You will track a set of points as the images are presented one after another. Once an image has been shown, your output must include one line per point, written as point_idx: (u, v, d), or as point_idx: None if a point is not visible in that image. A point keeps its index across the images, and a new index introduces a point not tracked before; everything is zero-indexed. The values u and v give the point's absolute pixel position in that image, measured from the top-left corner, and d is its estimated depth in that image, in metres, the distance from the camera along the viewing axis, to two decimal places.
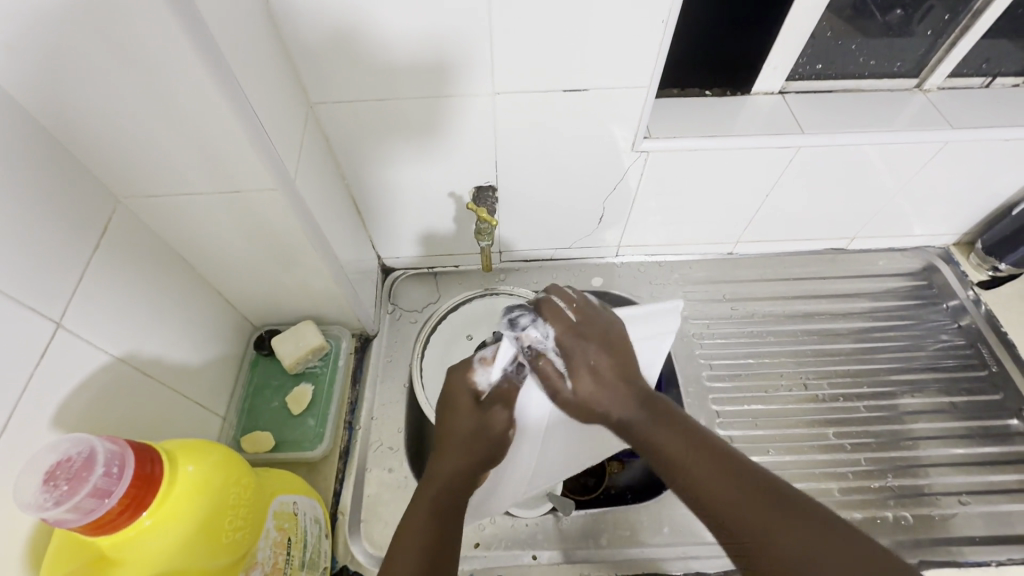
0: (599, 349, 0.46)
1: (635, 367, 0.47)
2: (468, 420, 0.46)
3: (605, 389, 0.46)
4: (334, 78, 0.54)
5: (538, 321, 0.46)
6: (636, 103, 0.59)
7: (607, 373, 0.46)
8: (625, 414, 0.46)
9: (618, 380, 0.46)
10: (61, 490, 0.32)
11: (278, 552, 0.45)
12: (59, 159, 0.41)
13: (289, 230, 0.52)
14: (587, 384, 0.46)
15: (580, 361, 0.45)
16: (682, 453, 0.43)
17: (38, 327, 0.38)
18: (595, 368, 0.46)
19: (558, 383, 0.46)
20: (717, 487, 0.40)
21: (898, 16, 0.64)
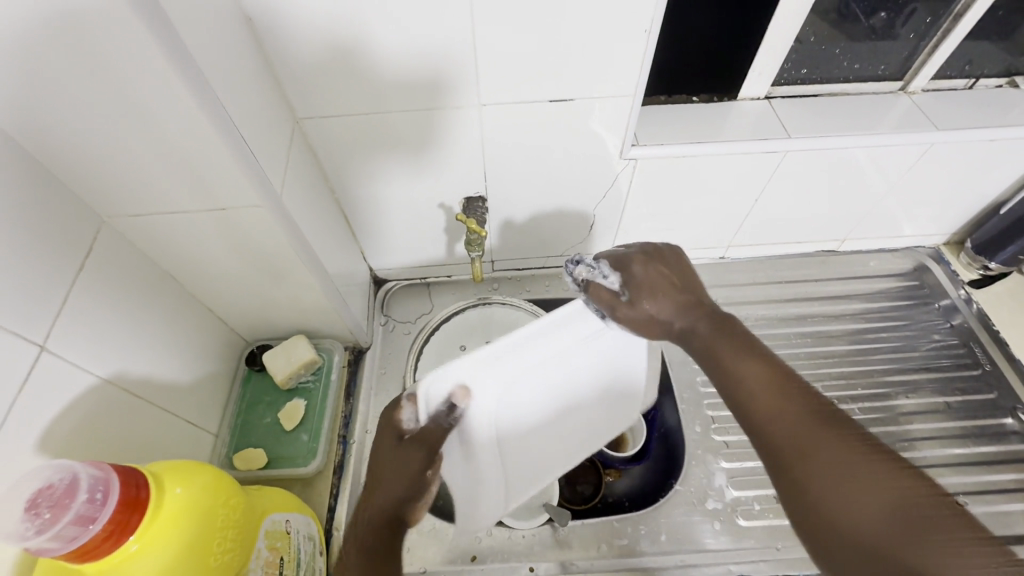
0: (659, 267, 0.49)
1: (698, 287, 0.49)
2: (389, 459, 0.45)
3: (676, 303, 0.48)
4: (320, 92, 0.54)
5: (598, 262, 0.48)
6: (623, 110, 0.59)
7: (668, 290, 0.48)
8: (687, 324, 0.47)
9: (687, 298, 0.48)
10: (43, 519, 0.31)
11: (270, 572, 0.45)
12: (42, 180, 0.41)
13: (277, 244, 0.52)
14: (658, 300, 0.47)
15: (635, 278, 0.48)
16: (754, 379, 0.42)
17: (22, 350, 0.38)
18: (655, 285, 0.48)
19: (614, 301, 0.48)
20: (776, 407, 0.40)
21: (882, 18, 0.65)
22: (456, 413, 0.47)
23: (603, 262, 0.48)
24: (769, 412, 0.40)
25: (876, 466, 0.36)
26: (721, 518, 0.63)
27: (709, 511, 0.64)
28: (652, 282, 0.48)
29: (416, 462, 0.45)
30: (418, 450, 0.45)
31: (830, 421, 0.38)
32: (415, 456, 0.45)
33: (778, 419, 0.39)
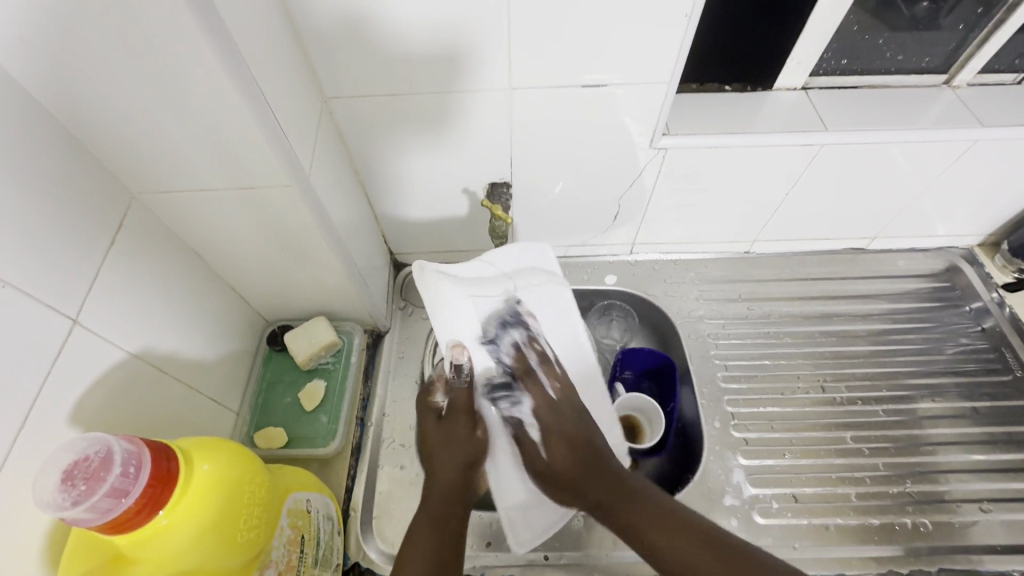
0: (569, 424, 0.55)
1: (588, 444, 0.54)
2: (435, 437, 0.54)
3: (576, 468, 0.52)
4: (348, 72, 0.53)
5: (516, 385, 0.57)
6: (657, 97, 0.58)
7: (576, 441, 0.54)
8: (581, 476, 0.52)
9: (584, 449, 0.53)
10: (79, 491, 0.31)
11: (291, 550, 0.45)
12: (74, 152, 0.41)
13: (302, 225, 0.52)
14: (563, 457, 0.53)
15: (556, 436, 0.54)
16: (638, 514, 0.48)
17: (54, 324, 0.38)
18: (564, 440, 0.54)
19: (534, 456, 0.55)
20: (682, 552, 0.44)
21: (927, 7, 0.63)
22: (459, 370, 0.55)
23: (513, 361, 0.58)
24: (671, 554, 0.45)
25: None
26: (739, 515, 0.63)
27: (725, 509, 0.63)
28: (562, 438, 0.54)
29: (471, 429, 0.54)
30: (461, 420, 0.55)
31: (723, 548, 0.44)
32: (462, 425, 0.54)
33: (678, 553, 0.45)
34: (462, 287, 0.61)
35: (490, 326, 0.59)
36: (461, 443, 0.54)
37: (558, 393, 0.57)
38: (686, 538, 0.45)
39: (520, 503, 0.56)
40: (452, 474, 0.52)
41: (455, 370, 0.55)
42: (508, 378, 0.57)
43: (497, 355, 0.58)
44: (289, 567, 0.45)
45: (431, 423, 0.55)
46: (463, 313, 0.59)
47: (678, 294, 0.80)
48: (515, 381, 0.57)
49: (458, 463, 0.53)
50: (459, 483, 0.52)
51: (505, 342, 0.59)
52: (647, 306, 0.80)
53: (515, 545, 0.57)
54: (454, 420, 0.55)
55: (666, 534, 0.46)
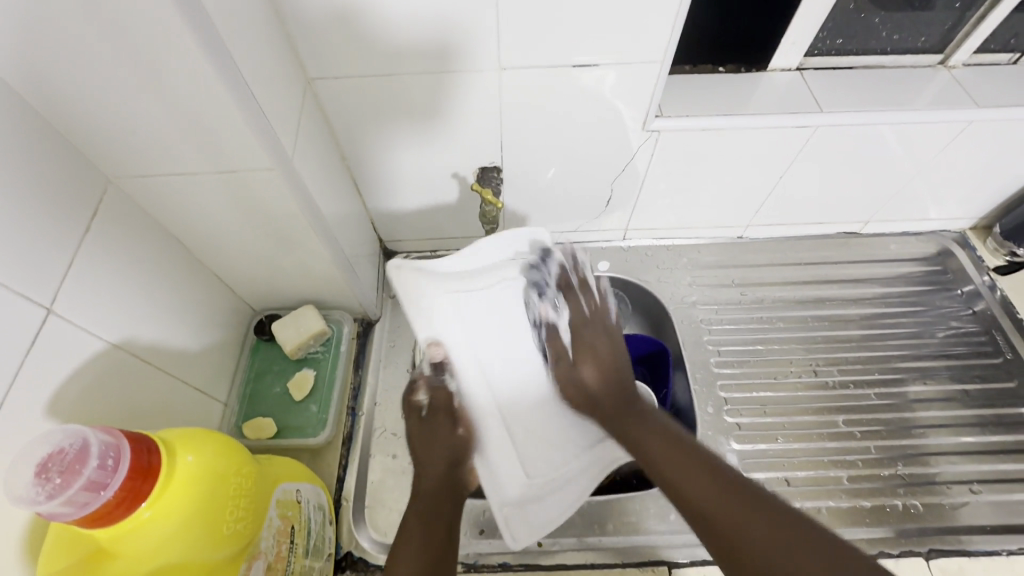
0: (602, 339, 0.60)
1: (623, 372, 0.59)
2: (419, 438, 0.56)
3: (606, 378, 0.58)
4: (333, 53, 0.51)
5: (558, 304, 0.63)
6: (650, 78, 0.56)
7: (608, 360, 0.59)
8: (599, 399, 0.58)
9: (612, 367, 0.58)
10: (54, 484, 0.30)
11: (281, 541, 0.44)
12: (43, 132, 0.39)
13: (287, 210, 0.51)
14: (593, 374, 0.59)
15: (584, 340, 0.60)
16: (660, 451, 0.49)
17: (28, 313, 0.37)
18: (596, 356, 0.59)
19: (563, 356, 0.61)
20: (692, 488, 0.45)
21: None
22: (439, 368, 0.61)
23: (559, 296, 0.63)
24: (691, 500, 0.44)
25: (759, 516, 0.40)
26: None
27: None
28: (593, 357, 0.59)
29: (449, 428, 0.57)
30: (443, 418, 0.58)
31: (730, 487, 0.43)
32: (443, 423, 0.57)
33: (690, 496, 0.44)
34: (448, 288, 0.63)
35: (546, 264, 0.63)
36: (444, 439, 0.56)
37: (592, 312, 0.62)
38: (713, 483, 0.44)
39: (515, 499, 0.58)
40: (438, 472, 0.54)
41: (433, 367, 0.61)
42: (547, 285, 0.64)
43: (546, 277, 0.63)
44: (279, 558, 0.44)
45: (414, 423, 0.58)
46: (449, 311, 0.63)
47: (672, 279, 0.80)
48: (557, 292, 0.63)
49: (440, 460, 0.55)
50: (444, 480, 0.53)
51: (551, 263, 0.63)
52: (640, 292, 0.79)
53: (511, 544, 0.56)
54: (437, 420, 0.57)
55: (693, 472, 0.46)
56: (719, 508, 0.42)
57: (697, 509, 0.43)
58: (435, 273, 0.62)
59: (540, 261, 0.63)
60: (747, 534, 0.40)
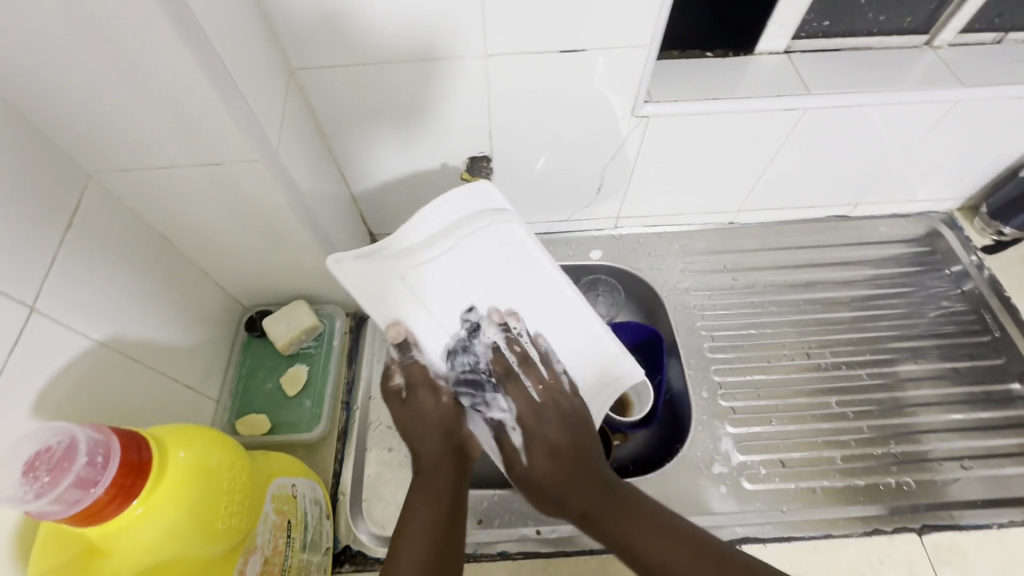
0: (558, 427, 0.52)
1: (587, 453, 0.51)
2: (407, 417, 0.53)
3: (565, 472, 0.50)
4: (315, 42, 0.50)
5: (500, 396, 0.54)
6: (637, 63, 0.56)
7: (568, 455, 0.51)
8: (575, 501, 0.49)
9: (573, 454, 0.51)
10: (42, 482, 0.30)
11: (278, 535, 0.44)
12: (20, 126, 0.38)
13: (274, 202, 0.50)
14: (547, 463, 0.51)
15: (537, 434, 0.52)
16: (610, 516, 0.48)
17: (10, 312, 0.36)
18: (552, 451, 0.51)
19: (515, 459, 0.53)
20: (675, 562, 0.44)
21: None
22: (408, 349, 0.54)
23: (493, 388, 0.55)
24: None
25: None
26: (728, 482, 0.63)
27: (714, 476, 0.64)
28: (545, 450, 0.52)
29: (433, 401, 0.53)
30: (423, 393, 0.53)
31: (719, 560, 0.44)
32: (423, 396, 0.53)
33: None
34: (400, 262, 0.54)
35: (471, 347, 0.55)
36: (428, 412, 0.53)
37: (541, 398, 0.54)
38: (683, 556, 0.45)
39: (522, 457, 0.53)
40: (434, 443, 0.51)
41: (399, 349, 0.54)
42: (483, 379, 0.55)
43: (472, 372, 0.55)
44: (276, 553, 0.44)
45: (396, 405, 0.54)
46: (407, 287, 0.54)
47: (664, 266, 0.80)
48: (493, 384, 0.55)
49: (435, 434, 0.52)
50: (442, 452, 0.51)
51: (482, 341, 0.55)
52: (633, 279, 0.79)
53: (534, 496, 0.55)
54: (416, 395, 0.53)
55: (659, 543, 0.46)
56: None
57: None
58: (385, 251, 0.54)
59: (472, 328, 0.55)
60: None
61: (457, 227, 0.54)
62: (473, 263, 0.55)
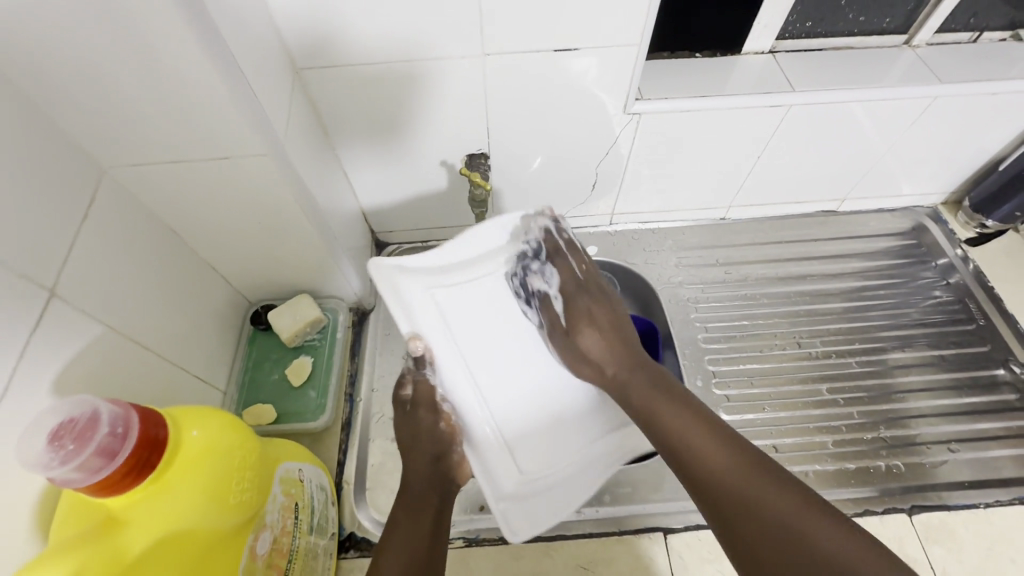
0: (595, 303, 0.59)
1: (631, 343, 0.57)
2: (407, 433, 0.55)
3: (608, 349, 0.56)
4: (320, 43, 0.53)
5: (546, 271, 0.60)
6: (628, 62, 0.58)
7: (604, 321, 0.58)
8: (614, 369, 0.55)
9: (619, 342, 0.56)
10: (67, 450, 0.31)
11: (286, 516, 0.46)
12: (40, 121, 0.40)
13: (281, 196, 0.52)
14: (595, 343, 0.57)
15: (578, 308, 0.58)
16: (661, 407, 0.49)
17: (32, 295, 0.38)
18: (592, 320, 0.57)
19: (557, 322, 0.59)
20: (699, 444, 0.45)
21: None
22: (423, 365, 0.56)
23: (547, 268, 0.60)
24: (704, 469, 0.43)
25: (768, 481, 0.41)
26: None
27: None
28: (588, 320, 0.58)
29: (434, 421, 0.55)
30: (425, 414, 0.55)
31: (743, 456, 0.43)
32: (424, 416, 0.55)
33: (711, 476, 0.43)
34: (424, 283, 0.59)
35: (530, 260, 0.60)
36: (426, 432, 0.54)
37: (585, 276, 0.60)
38: (705, 433, 0.45)
39: (510, 492, 0.55)
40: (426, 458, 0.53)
41: (415, 362, 0.56)
42: (531, 255, 0.60)
43: (525, 260, 0.60)
44: (284, 532, 0.45)
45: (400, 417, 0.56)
46: (429, 307, 0.58)
47: (658, 261, 0.82)
48: (540, 260, 0.60)
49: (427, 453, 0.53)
50: (433, 469, 0.52)
51: (528, 237, 0.59)
52: (629, 274, 0.81)
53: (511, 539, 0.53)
54: (418, 411, 0.55)
55: (686, 424, 0.46)
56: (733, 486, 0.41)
57: (718, 489, 0.42)
58: (415, 271, 0.58)
59: (535, 249, 0.59)
60: (770, 510, 0.39)
61: (484, 263, 0.61)
62: (499, 302, 0.62)
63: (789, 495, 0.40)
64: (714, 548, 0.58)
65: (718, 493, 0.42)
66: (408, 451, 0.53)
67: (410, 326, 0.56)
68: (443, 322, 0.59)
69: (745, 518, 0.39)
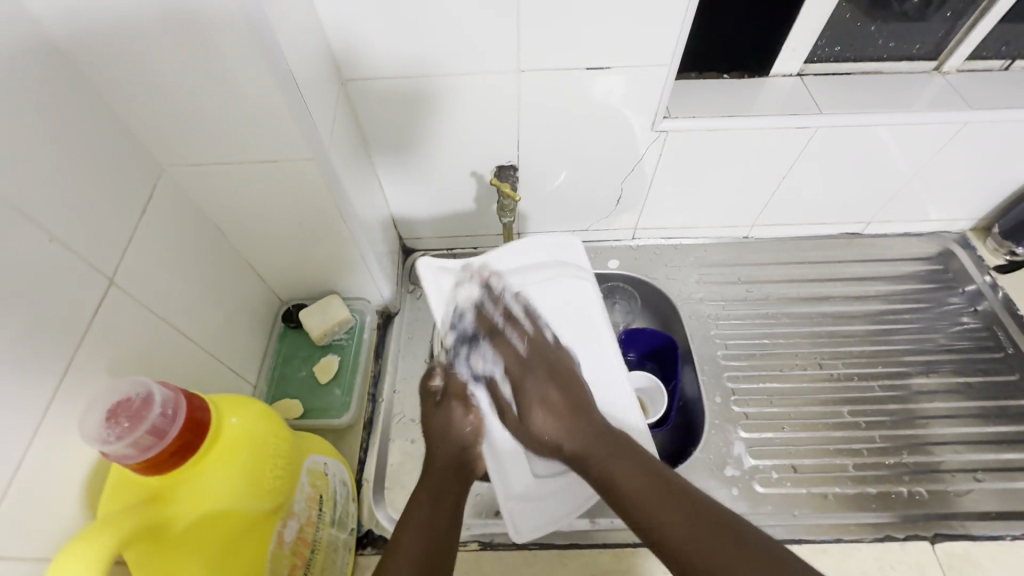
0: (546, 381, 0.56)
1: (583, 400, 0.55)
2: (435, 422, 0.57)
3: (560, 423, 0.53)
4: (363, 56, 0.55)
5: (485, 352, 0.60)
6: (657, 81, 0.60)
7: (557, 399, 0.55)
8: (569, 442, 0.52)
9: (568, 410, 0.54)
10: (122, 427, 0.34)
11: (311, 506, 0.47)
12: (111, 122, 0.43)
13: (321, 200, 0.54)
14: (542, 418, 0.54)
15: (528, 392, 0.56)
16: (604, 457, 0.49)
17: (94, 283, 0.40)
18: (544, 400, 0.55)
19: (506, 408, 0.57)
20: (640, 493, 0.45)
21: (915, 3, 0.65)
22: (454, 357, 0.61)
23: (484, 347, 0.60)
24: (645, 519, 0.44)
25: (711, 528, 0.41)
26: (740, 485, 0.65)
27: (726, 478, 0.66)
28: (535, 403, 0.55)
29: (459, 412, 0.57)
30: (454, 403, 0.58)
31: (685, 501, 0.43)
32: (454, 409, 0.57)
33: (658, 525, 0.43)
34: (467, 284, 0.64)
35: (461, 319, 0.62)
36: (455, 425, 0.57)
37: (528, 347, 0.60)
38: (641, 476, 0.46)
39: (517, 491, 0.58)
40: (449, 449, 0.55)
41: (449, 356, 0.61)
42: (477, 336, 0.61)
43: (465, 335, 0.61)
44: (310, 522, 0.47)
45: (429, 406, 0.59)
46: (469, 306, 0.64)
47: (679, 276, 0.83)
48: (483, 339, 0.61)
49: (454, 444, 0.55)
50: (453, 459, 0.55)
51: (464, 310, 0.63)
52: (650, 289, 0.82)
53: (515, 537, 0.57)
54: (450, 404, 0.58)
55: (630, 471, 0.47)
56: (677, 542, 0.41)
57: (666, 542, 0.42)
58: (456, 271, 0.65)
59: (463, 331, 0.62)
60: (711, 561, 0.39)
61: (527, 274, 0.65)
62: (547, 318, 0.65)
63: (728, 544, 0.39)
64: None
65: (670, 549, 0.42)
66: (436, 439, 0.56)
67: (448, 324, 0.63)
68: (480, 325, 0.63)
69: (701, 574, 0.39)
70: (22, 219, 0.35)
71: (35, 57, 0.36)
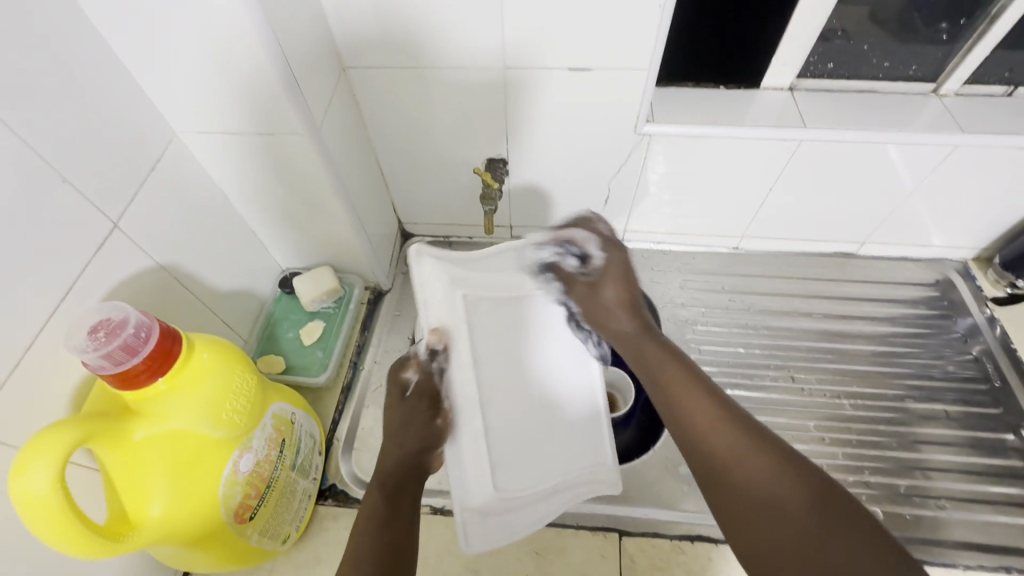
0: (619, 267, 0.58)
1: (640, 301, 0.57)
2: (396, 414, 0.54)
3: (623, 308, 0.56)
4: (364, 46, 0.61)
5: (558, 237, 0.60)
6: (638, 84, 0.62)
7: (628, 281, 0.58)
8: (631, 329, 0.55)
9: (633, 303, 0.57)
10: (101, 340, 0.39)
11: (272, 447, 0.51)
12: (132, 90, 0.50)
13: (313, 174, 0.59)
14: (612, 294, 0.57)
15: (606, 277, 0.57)
16: (674, 375, 0.49)
17: (100, 224, 0.47)
18: (612, 280, 0.57)
19: (577, 285, 0.59)
20: (696, 410, 0.45)
21: (942, 28, 0.65)
22: (436, 357, 0.56)
23: (567, 242, 0.60)
24: (699, 437, 0.44)
25: (776, 473, 0.40)
26: None
27: None
28: (614, 275, 0.57)
29: (427, 415, 0.54)
30: (424, 405, 0.54)
31: (755, 438, 0.42)
32: (421, 410, 0.54)
33: (710, 445, 0.43)
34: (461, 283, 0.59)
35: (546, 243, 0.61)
36: (421, 426, 0.53)
37: (608, 237, 0.60)
38: (707, 403, 0.46)
39: (477, 506, 0.54)
40: (405, 455, 0.51)
41: (428, 353, 0.56)
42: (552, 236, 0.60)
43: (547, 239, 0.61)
44: (268, 461, 0.51)
45: (394, 400, 0.55)
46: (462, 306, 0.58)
47: (663, 280, 0.84)
48: (557, 235, 0.60)
49: (410, 445, 0.52)
50: (409, 462, 0.51)
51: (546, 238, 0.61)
52: None
53: (464, 546, 0.54)
54: (418, 403, 0.54)
55: (694, 394, 0.47)
56: (728, 469, 0.41)
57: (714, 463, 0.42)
58: (453, 267, 0.60)
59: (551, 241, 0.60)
60: (764, 513, 0.38)
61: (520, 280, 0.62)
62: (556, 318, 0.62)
63: (794, 497, 0.38)
64: (668, 558, 0.59)
65: (716, 468, 0.42)
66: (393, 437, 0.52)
67: (438, 321, 0.57)
68: (472, 325, 0.58)
69: (744, 507, 0.39)
70: (41, 162, 0.41)
71: (66, 28, 0.43)
